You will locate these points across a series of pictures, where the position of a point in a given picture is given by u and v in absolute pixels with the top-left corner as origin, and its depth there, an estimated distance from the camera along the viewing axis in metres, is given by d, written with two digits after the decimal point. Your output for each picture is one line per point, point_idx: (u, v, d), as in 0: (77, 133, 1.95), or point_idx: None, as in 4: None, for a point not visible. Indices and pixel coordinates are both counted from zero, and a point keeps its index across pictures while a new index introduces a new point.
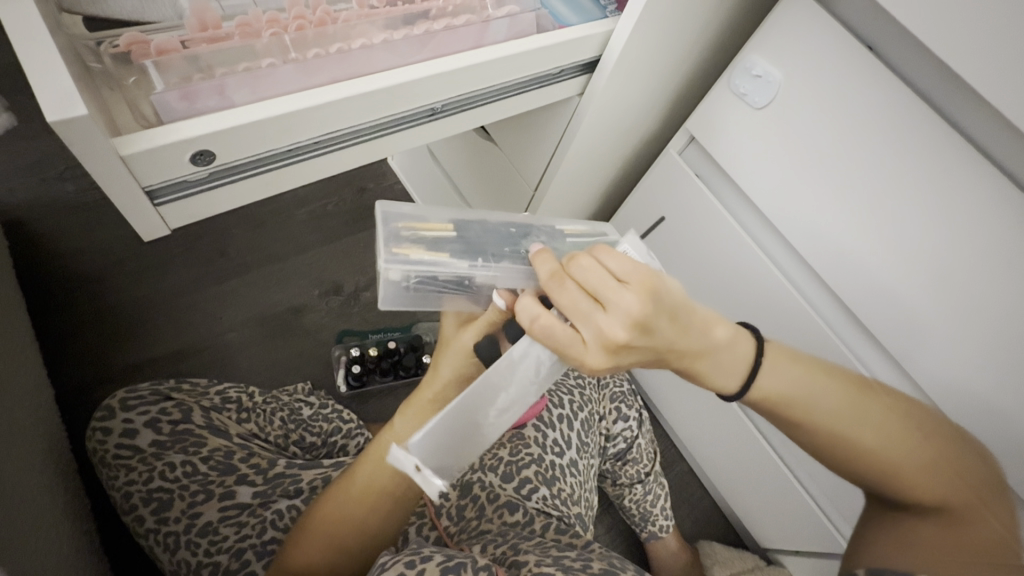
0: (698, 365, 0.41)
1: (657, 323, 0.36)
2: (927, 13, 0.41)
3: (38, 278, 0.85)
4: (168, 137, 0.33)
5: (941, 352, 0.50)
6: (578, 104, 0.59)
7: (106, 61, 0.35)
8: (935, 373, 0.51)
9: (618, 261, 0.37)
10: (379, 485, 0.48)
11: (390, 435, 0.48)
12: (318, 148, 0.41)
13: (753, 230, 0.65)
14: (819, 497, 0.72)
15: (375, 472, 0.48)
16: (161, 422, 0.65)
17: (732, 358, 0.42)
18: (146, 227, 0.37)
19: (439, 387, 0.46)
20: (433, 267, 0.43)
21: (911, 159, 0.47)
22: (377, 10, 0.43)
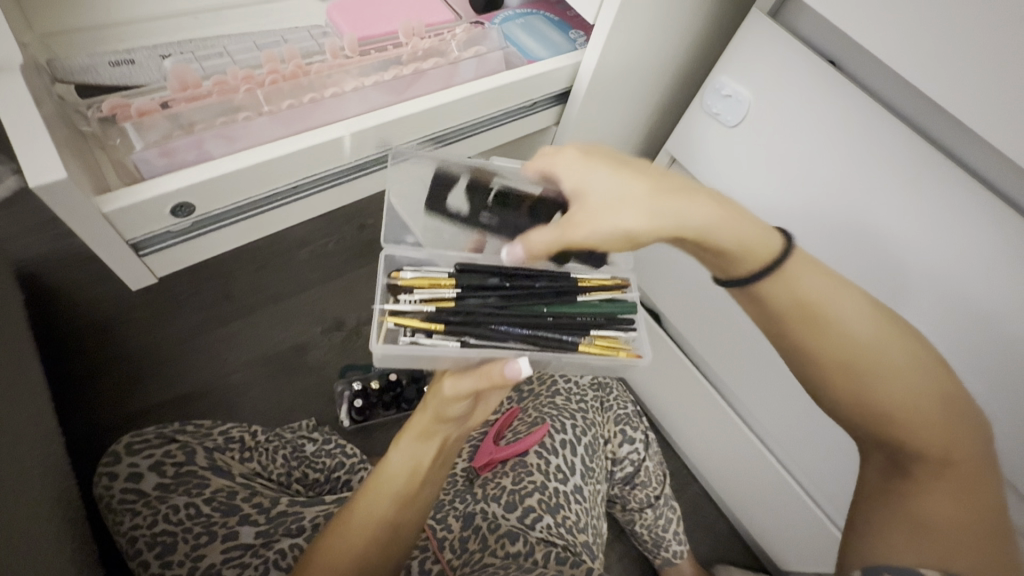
0: (710, 232, 0.40)
1: (616, 165, 0.41)
2: (876, 28, 0.42)
3: (53, 327, 0.88)
4: (147, 194, 0.34)
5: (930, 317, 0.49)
6: (555, 133, 0.61)
7: (95, 126, 0.38)
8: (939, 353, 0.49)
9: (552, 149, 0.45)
10: (379, 513, 0.48)
11: (386, 468, 0.49)
12: (297, 192, 0.42)
13: None
14: (831, 512, 0.70)
15: (375, 497, 0.49)
16: (165, 465, 0.66)
17: (755, 242, 0.41)
18: (133, 277, 0.39)
19: (427, 420, 0.49)
20: (424, 348, 0.44)
21: (874, 136, 0.47)
22: (350, 60, 0.45)
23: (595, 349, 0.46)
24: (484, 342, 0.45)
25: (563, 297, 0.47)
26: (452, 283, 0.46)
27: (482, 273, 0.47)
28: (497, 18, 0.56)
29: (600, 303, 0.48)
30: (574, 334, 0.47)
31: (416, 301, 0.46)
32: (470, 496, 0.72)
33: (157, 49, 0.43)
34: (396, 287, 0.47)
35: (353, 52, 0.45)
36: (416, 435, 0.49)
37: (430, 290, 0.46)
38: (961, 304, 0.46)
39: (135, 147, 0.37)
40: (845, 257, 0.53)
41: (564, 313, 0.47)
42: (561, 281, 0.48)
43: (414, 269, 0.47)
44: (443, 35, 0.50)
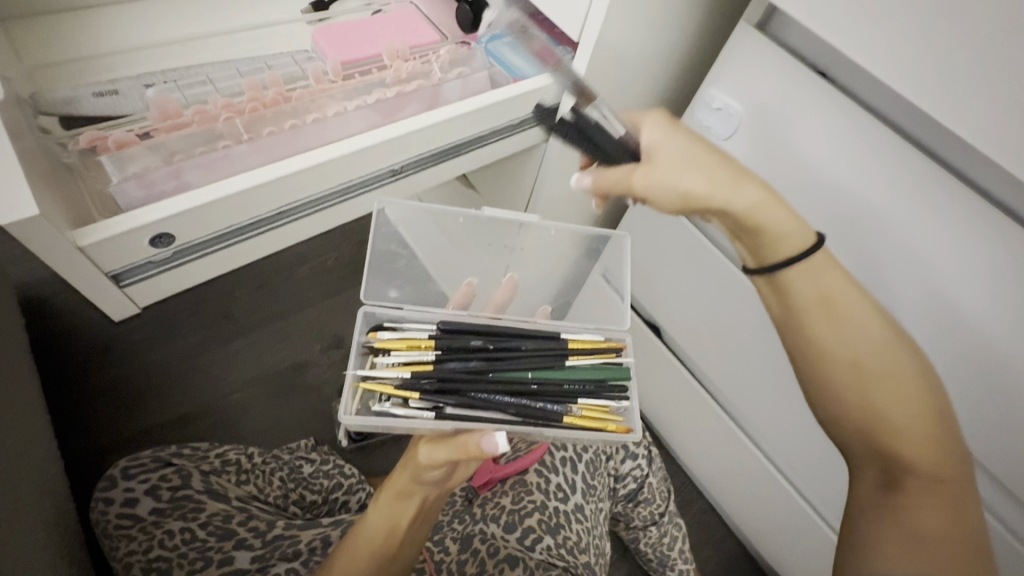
0: (755, 215, 0.41)
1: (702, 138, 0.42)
2: (865, 40, 0.41)
3: (54, 350, 0.89)
4: (125, 227, 0.34)
5: (930, 331, 0.48)
6: (545, 150, 0.60)
7: (75, 158, 0.38)
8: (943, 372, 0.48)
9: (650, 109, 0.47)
10: None
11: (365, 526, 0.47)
12: (281, 219, 0.42)
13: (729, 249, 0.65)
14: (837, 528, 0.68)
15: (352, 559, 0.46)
16: (161, 489, 0.66)
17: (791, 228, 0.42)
18: (115, 309, 0.39)
19: (406, 481, 0.45)
20: (399, 417, 0.44)
21: (867, 147, 0.46)
22: (333, 84, 0.45)
23: (579, 421, 0.45)
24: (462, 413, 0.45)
25: (546, 361, 0.48)
26: (430, 348, 0.47)
27: (462, 338, 0.48)
28: (484, 38, 0.56)
29: (587, 367, 0.48)
30: (558, 404, 0.46)
31: (393, 363, 0.47)
32: (469, 517, 0.70)
33: (141, 78, 0.44)
34: (374, 347, 0.48)
35: (336, 76, 0.46)
36: (394, 495, 0.46)
37: (407, 353, 0.47)
38: (960, 317, 0.45)
39: (114, 179, 0.37)
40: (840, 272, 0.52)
41: (548, 380, 0.47)
42: (549, 344, 0.49)
43: (392, 330, 0.48)
44: (428, 56, 0.50)
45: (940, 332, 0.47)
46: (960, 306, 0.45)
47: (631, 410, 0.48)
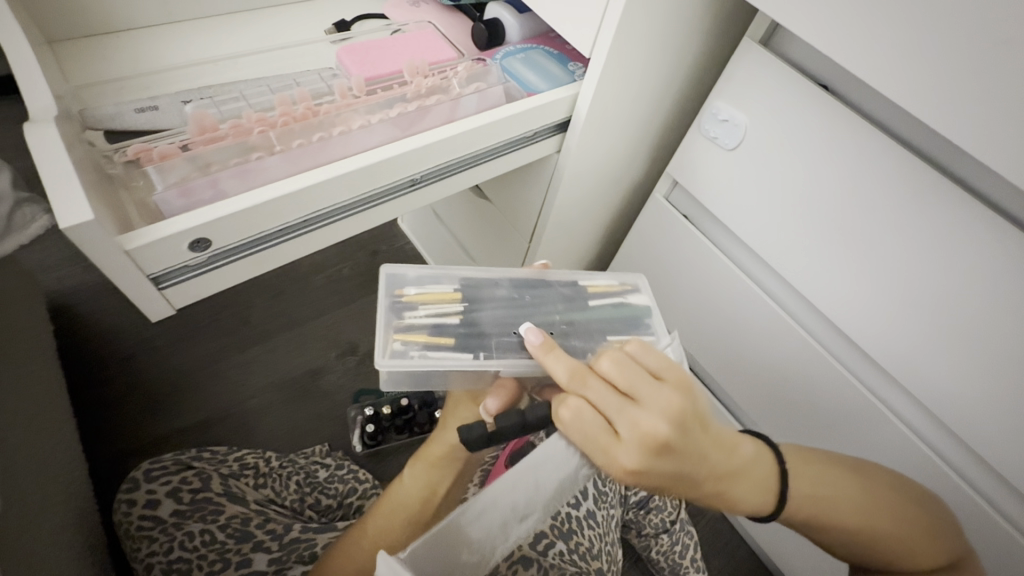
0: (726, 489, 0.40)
1: (691, 426, 0.37)
2: (869, 51, 0.43)
3: (79, 357, 0.91)
4: (167, 232, 0.37)
5: (929, 334, 0.49)
6: (557, 160, 0.62)
7: (120, 168, 0.40)
8: (943, 373, 0.49)
9: (653, 356, 0.38)
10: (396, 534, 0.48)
11: (400, 488, 0.50)
12: (307, 226, 0.44)
13: (737, 255, 0.67)
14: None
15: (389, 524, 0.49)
16: (182, 491, 0.68)
17: (757, 482, 0.42)
18: (152, 310, 0.41)
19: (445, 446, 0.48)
20: (441, 359, 0.45)
21: (867, 157, 0.48)
22: (357, 99, 0.48)
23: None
24: (501, 353, 0.47)
25: (571, 305, 0.51)
26: (457, 297, 0.49)
27: (484, 288, 0.51)
28: (498, 55, 0.59)
29: (611, 305, 0.52)
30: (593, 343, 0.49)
31: (423, 317, 0.47)
32: None
33: (179, 95, 0.47)
34: (401, 305, 0.47)
35: (359, 91, 0.49)
36: (431, 462, 0.49)
37: (436, 307, 0.48)
38: (959, 320, 0.47)
39: (156, 188, 0.39)
40: (837, 277, 0.54)
41: (576, 321, 0.51)
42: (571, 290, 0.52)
43: (416, 286, 0.49)
44: (446, 73, 0.53)
45: (942, 335, 0.48)
46: (960, 309, 0.46)
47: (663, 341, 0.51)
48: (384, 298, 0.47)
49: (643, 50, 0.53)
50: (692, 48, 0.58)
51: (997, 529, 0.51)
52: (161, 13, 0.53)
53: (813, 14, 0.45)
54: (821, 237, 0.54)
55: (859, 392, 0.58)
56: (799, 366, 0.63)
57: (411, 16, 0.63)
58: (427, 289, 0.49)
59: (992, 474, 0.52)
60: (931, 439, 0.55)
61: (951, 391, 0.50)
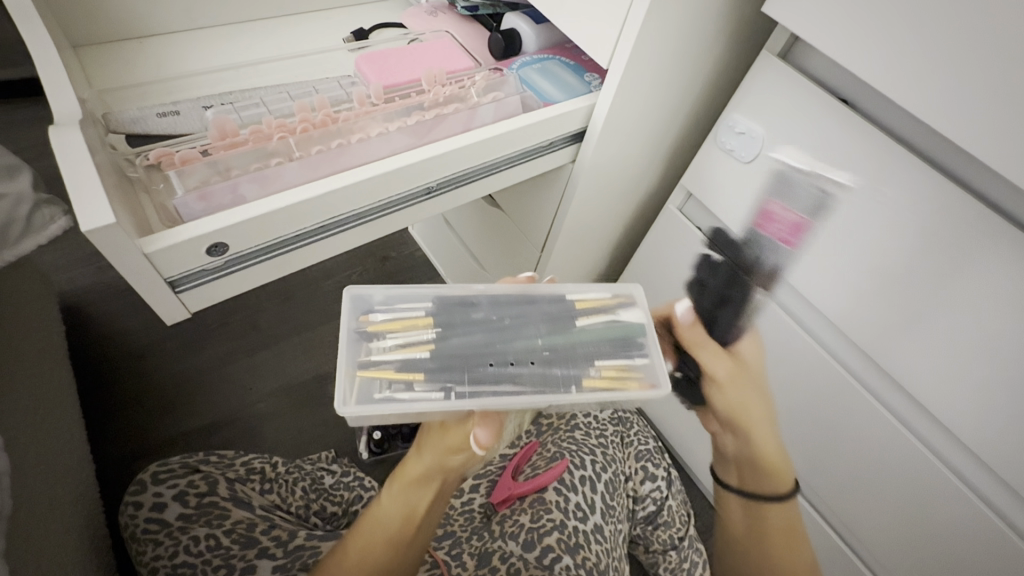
0: None
1: None
2: (891, 66, 0.42)
3: (90, 358, 0.92)
4: (187, 236, 0.37)
5: (945, 353, 0.49)
6: (571, 170, 0.62)
7: (141, 171, 0.41)
8: (958, 390, 0.50)
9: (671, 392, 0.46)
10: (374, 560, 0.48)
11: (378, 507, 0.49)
12: (324, 231, 0.45)
13: None
14: (848, 539, 0.69)
15: (371, 541, 0.48)
16: (189, 494, 0.68)
17: None
18: (168, 313, 0.41)
19: (425, 467, 0.48)
20: (412, 400, 0.42)
21: (885, 171, 0.48)
22: (376, 107, 0.48)
23: (600, 383, 0.45)
24: (473, 388, 0.44)
25: (558, 330, 0.48)
26: (429, 322, 0.46)
27: (460, 310, 0.48)
28: (514, 64, 0.60)
29: (600, 326, 0.48)
30: (579, 371, 0.46)
31: (391, 347, 0.44)
32: (488, 533, 0.70)
33: (200, 101, 0.47)
34: (368, 333, 0.44)
35: (378, 100, 0.49)
36: (411, 484, 0.48)
37: (404, 335, 0.45)
38: (976, 337, 0.47)
39: (177, 193, 0.40)
40: (851, 291, 0.54)
41: (559, 345, 0.47)
42: (558, 307, 0.49)
43: (384, 311, 0.46)
44: (463, 82, 0.54)
45: (959, 352, 0.48)
46: (978, 328, 0.46)
47: (654, 368, 0.47)
48: (350, 324, 0.44)
49: (660, 62, 0.53)
50: (709, 61, 0.58)
51: (1011, 546, 0.52)
52: (185, 20, 0.54)
53: (836, 28, 0.44)
54: (834, 246, 0.54)
55: (871, 403, 0.58)
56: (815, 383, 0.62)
57: (429, 25, 0.63)
58: (395, 316, 0.46)
59: (993, 479, 0.52)
60: (935, 443, 0.55)
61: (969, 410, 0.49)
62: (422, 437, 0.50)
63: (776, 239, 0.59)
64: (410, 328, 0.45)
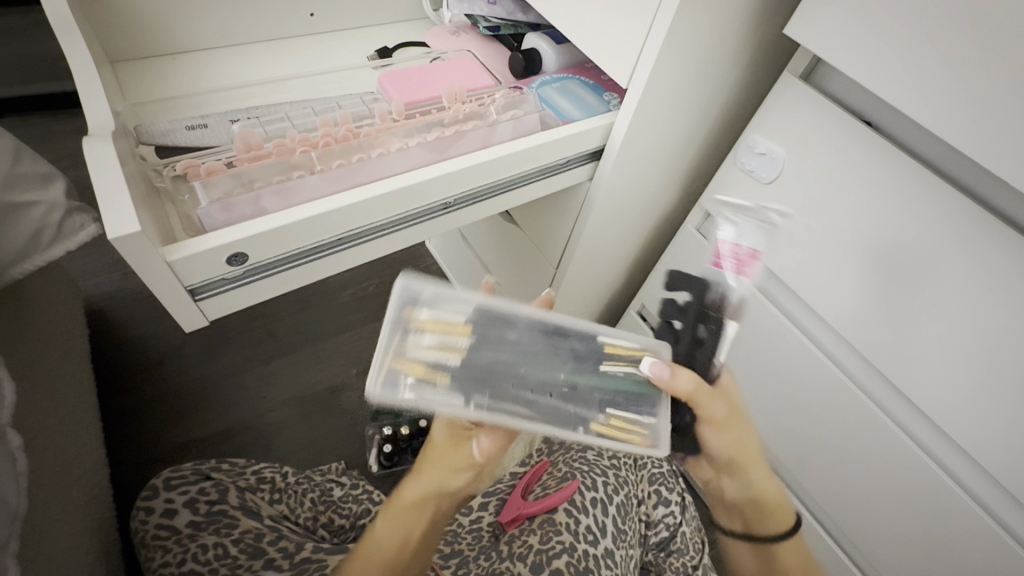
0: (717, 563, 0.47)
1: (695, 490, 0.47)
2: (917, 89, 0.42)
3: (111, 362, 0.94)
4: (208, 246, 0.37)
5: (972, 383, 0.47)
6: (589, 188, 0.62)
7: (168, 181, 0.42)
8: (986, 423, 0.48)
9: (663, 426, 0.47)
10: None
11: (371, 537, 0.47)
12: (341, 244, 0.45)
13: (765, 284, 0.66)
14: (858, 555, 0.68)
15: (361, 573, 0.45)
16: (199, 502, 0.68)
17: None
18: (186, 321, 0.42)
19: (423, 489, 0.47)
20: (429, 400, 0.43)
21: (909, 195, 0.47)
22: (396, 123, 0.49)
23: (606, 431, 0.45)
24: (490, 402, 0.44)
25: (582, 365, 0.48)
26: (466, 331, 0.45)
27: (499, 326, 0.47)
28: (534, 82, 0.61)
29: (620, 376, 0.47)
30: (591, 415, 0.46)
31: (426, 345, 0.44)
32: (496, 553, 0.69)
33: (228, 114, 0.49)
34: (408, 324, 0.45)
35: (399, 116, 0.50)
36: (408, 508, 0.47)
37: (442, 336, 0.45)
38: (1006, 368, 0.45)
39: (201, 203, 0.41)
40: (872, 317, 0.53)
41: (581, 384, 0.47)
42: (588, 345, 0.48)
43: (429, 307, 0.45)
44: (483, 100, 0.54)
45: (987, 382, 0.46)
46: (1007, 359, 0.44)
47: (658, 430, 0.46)
48: (394, 311, 0.45)
49: (680, 82, 0.53)
50: (729, 82, 0.58)
51: None
52: (217, 38, 0.56)
53: (857, 50, 0.44)
54: (856, 269, 0.53)
55: (892, 432, 0.56)
56: (835, 407, 0.61)
57: (452, 45, 0.65)
58: (436, 313, 0.45)
59: (1003, 494, 0.50)
60: (946, 460, 0.54)
61: (999, 444, 0.47)
62: (423, 460, 0.48)
63: (732, 275, 0.54)
64: (450, 329, 0.45)
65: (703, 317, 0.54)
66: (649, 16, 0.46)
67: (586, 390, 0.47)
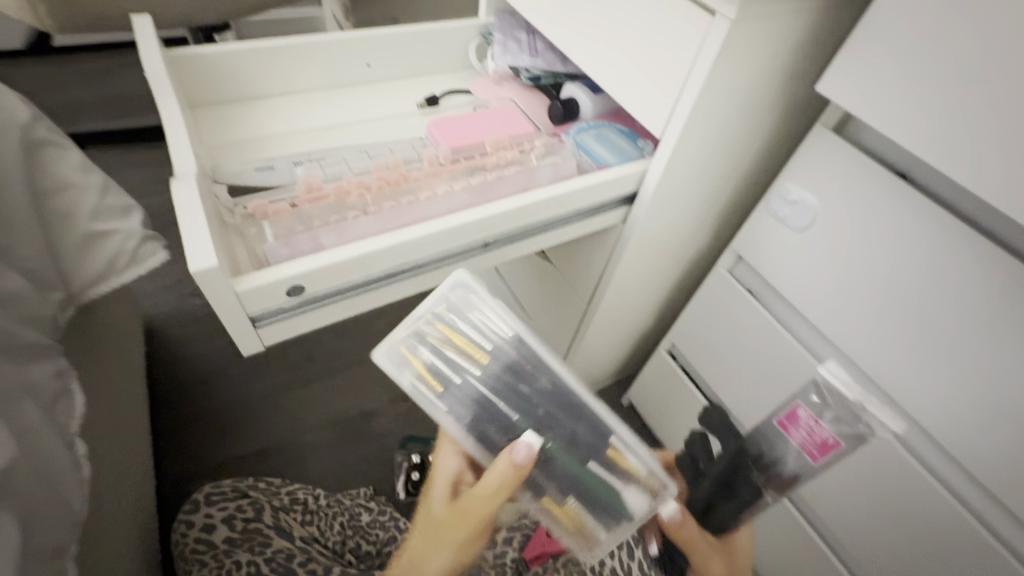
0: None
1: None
2: (949, 145, 0.43)
3: (161, 379, 0.99)
4: (272, 278, 0.41)
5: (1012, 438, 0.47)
6: (622, 230, 0.64)
7: (239, 218, 0.47)
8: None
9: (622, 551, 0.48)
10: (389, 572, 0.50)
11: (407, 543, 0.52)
12: (388, 278, 0.48)
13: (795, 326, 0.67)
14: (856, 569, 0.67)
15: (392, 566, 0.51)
16: (236, 519, 0.71)
17: None
18: (245, 346, 0.45)
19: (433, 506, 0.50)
20: (416, 385, 0.46)
21: (942, 246, 0.47)
22: (443, 168, 0.53)
23: (557, 512, 0.47)
24: (475, 443, 0.47)
25: (573, 450, 0.46)
26: (483, 360, 0.46)
27: None
28: (572, 129, 0.64)
29: (603, 480, 0.46)
30: (562, 493, 0.47)
31: (444, 343, 0.47)
32: None
33: (291, 158, 0.53)
34: (442, 318, 0.47)
35: (446, 162, 0.54)
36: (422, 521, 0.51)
37: (459, 350, 0.47)
38: None
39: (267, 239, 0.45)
40: (904, 364, 0.53)
41: (563, 467, 0.46)
42: (597, 443, 0.46)
43: (456, 315, 0.47)
44: (524, 146, 0.58)
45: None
46: None
47: (607, 542, 0.47)
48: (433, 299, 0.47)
49: (714, 133, 0.55)
50: (763, 132, 0.59)
51: None
52: (285, 89, 0.62)
53: (888, 106, 0.46)
54: (888, 316, 0.53)
55: (929, 484, 0.55)
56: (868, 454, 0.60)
57: (495, 94, 0.70)
58: (460, 327, 0.47)
59: (997, 505, 0.51)
60: (930, 460, 0.56)
61: None
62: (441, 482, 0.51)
63: (797, 446, 0.43)
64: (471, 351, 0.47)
65: (741, 471, 0.48)
66: (685, 72, 0.48)
67: (572, 479, 0.46)
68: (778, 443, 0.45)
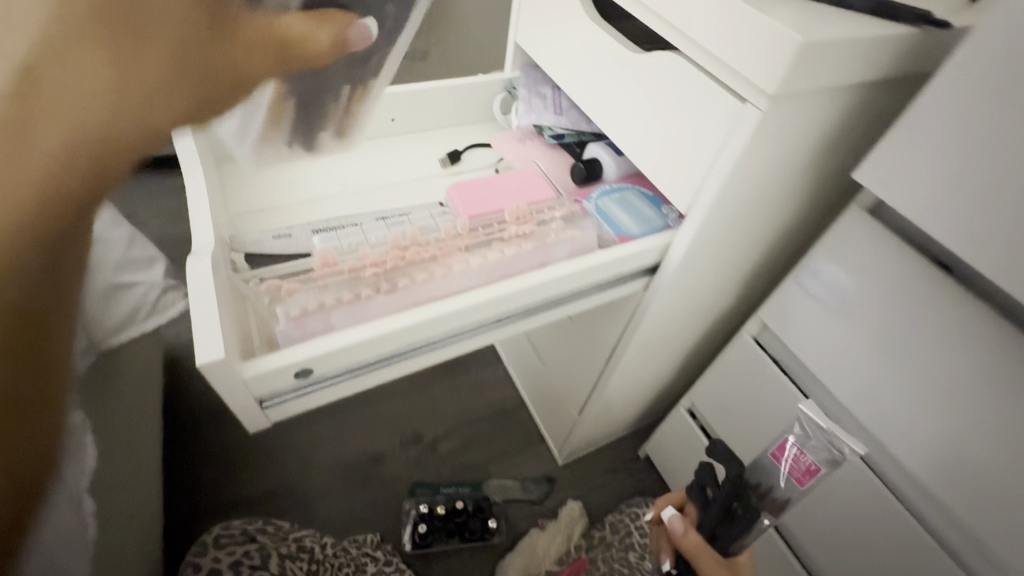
0: None
1: None
2: (994, 245, 0.40)
3: (178, 412, 1.00)
4: (280, 363, 0.41)
5: None
6: (642, 298, 0.62)
7: (252, 290, 0.46)
8: None
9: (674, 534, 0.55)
10: None
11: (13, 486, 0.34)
12: (400, 356, 0.47)
13: (824, 401, 0.64)
14: None
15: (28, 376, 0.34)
16: (243, 565, 0.69)
17: None
18: (250, 424, 0.44)
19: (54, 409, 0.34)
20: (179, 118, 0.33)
21: (984, 343, 0.45)
22: (460, 240, 0.51)
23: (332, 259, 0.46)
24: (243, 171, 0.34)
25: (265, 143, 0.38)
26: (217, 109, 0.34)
27: None
28: (594, 193, 0.62)
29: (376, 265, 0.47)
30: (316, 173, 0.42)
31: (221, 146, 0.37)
32: None
33: (311, 225, 0.53)
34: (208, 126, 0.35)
35: (463, 233, 0.51)
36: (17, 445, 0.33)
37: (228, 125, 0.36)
38: None
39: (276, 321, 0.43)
40: (943, 459, 0.50)
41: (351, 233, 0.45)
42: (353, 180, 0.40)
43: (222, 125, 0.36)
44: (543, 213, 0.56)
45: None
46: None
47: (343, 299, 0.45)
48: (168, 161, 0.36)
49: (744, 208, 0.52)
50: (794, 205, 0.57)
51: None
52: None
53: (925, 196, 0.43)
54: (924, 407, 0.51)
55: None
56: (903, 543, 0.57)
57: (516, 152, 0.69)
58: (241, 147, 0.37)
59: None
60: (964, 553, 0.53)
61: None
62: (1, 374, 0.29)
63: (786, 472, 0.46)
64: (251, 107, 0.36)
65: (742, 498, 0.51)
66: (713, 153, 0.47)
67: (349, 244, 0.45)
68: (768, 471, 0.48)
